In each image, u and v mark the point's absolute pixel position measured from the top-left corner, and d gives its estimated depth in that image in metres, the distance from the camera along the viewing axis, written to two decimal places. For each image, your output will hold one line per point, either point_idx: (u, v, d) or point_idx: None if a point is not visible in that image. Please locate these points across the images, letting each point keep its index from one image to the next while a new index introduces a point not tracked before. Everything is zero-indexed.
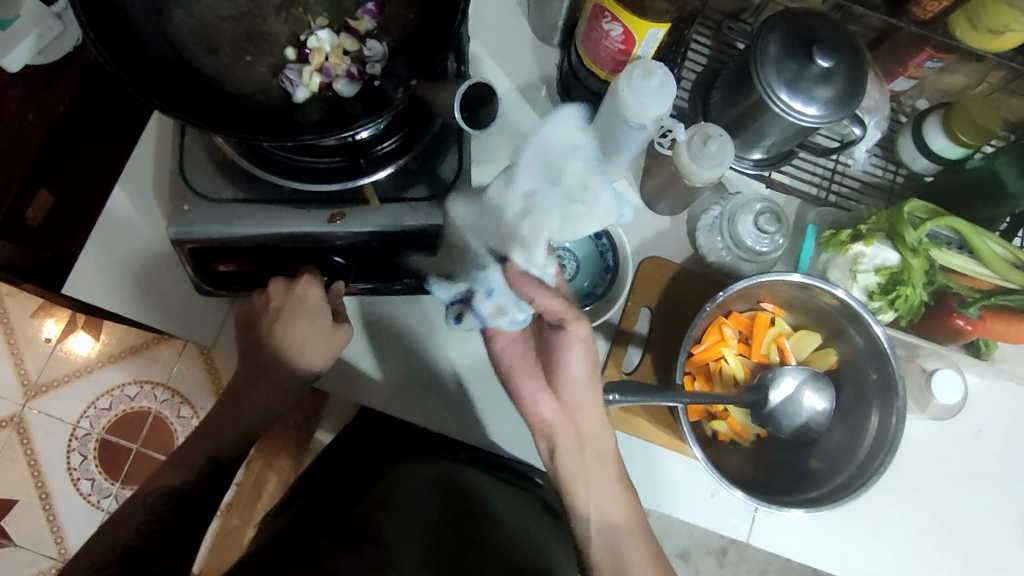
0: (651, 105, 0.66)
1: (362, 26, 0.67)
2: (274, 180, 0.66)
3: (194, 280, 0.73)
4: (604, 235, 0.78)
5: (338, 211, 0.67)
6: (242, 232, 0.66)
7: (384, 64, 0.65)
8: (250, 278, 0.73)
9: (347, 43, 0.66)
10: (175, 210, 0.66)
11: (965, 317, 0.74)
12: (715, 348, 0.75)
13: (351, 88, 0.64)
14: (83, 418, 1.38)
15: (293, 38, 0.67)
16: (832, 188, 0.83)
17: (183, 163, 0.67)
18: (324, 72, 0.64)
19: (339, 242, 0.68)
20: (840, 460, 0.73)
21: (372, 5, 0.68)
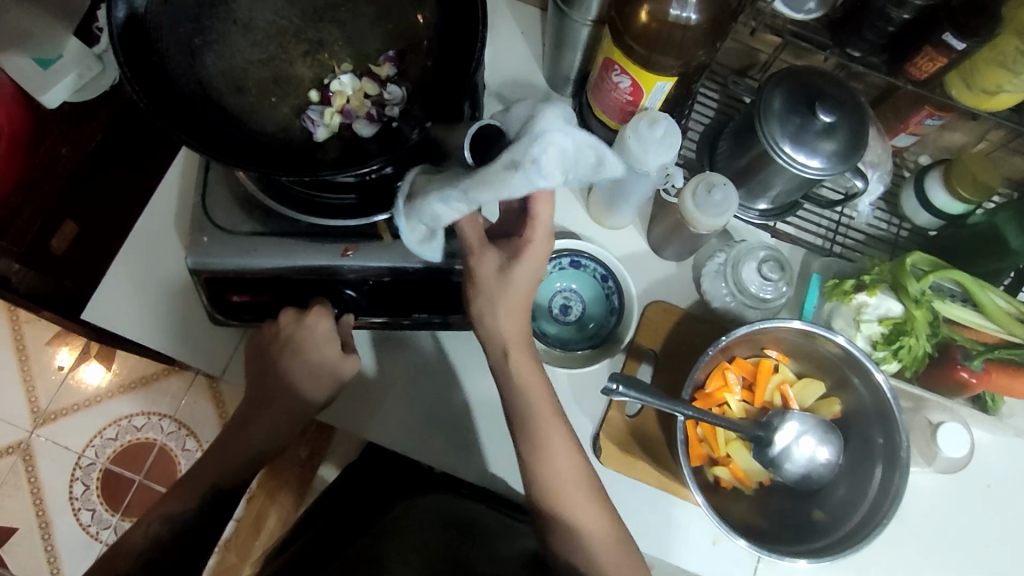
0: (653, 154, 0.68)
1: (383, 72, 0.70)
2: (292, 215, 0.69)
3: (209, 310, 0.75)
4: (610, 278, 0.81)
5: (352, 244, 0.69)
6: (258, 264, 0.68)
7: (403, 107, 0.69)
8: (262, 309, 0.75)
9: (369, 87, 0.68)
10: (195, 241, 0.69)
11: (969, 370, 0.74)
12: (719, 393, 0.75)
13: (370, 129, 0.68)
14: (89, 447, 1.39)
15: (317, 80, 0.69)
16: (837, 239, 0.85)
17: (204, 197, 0.70)
18: (345, 114, 0.67)
19: (351, 275, 0.70)
20: (844, 511, 0.73)
21: (392, 52, 0.70)
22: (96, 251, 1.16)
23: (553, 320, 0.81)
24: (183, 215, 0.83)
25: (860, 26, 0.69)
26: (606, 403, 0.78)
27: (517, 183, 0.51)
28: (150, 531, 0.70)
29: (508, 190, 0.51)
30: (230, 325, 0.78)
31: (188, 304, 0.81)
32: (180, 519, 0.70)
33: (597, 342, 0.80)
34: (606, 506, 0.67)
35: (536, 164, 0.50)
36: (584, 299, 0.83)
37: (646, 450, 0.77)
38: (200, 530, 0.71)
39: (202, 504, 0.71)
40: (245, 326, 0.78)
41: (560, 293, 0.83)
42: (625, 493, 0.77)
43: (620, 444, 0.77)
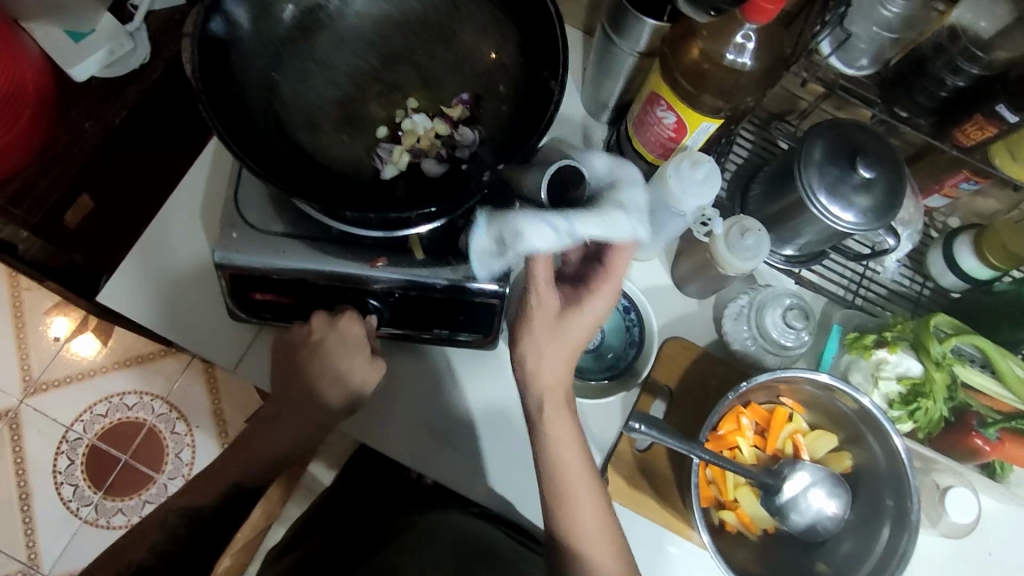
0: (694, 195, 0.68)
1: (455, 113, 0.71)
2: (323, 221, 0.68)
3: (229, 306, 0.74)
4: (633, 311, 0.82)
5: (382, 257, 0.69)
6: (286, 265, 0.68)
7: (474, 149, 0.70)
8: (284, 310, 0.74)
9: (440, 128, 0.70)
10: (224, 236, 0.68)
11: (984, 437, 0.75)
12: (732, 436, 0.75)
13: (439, 169, 0.69)
14: (78, 422, 1.37)
15: (388, 119, 0.71)
16: (860, 291, 0.84)
17: (237, 193, 0.70)
18: (413, 152, 0.69)
19: (378, 286, 0.69)
20: (849, 568, 0.72)
21: (467, 96, 0.71)
22: (110, 230, 1.15)
23: None
24: (208, 206, 0.82)
25: (912, 88, 0.70)
26: (615, 436, 0.78)
27: (623, 221, 0.60)
28: (170, 524, 0.72)
29: (616, 224, 0.59)
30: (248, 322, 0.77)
31: (205, 296, 0.80)
32: (201, 513, 0.73)
33: (614, 373, 0.81)
34: (610, 539, 0.66)
35: (632, 208, 0.61)
36: (604, 328, 0.83)
37: (653, 486, 0.77)
38: (217, 530, 0.73)
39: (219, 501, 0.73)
40: (264, 324, 0.77)
41: None
42: (628, 526, 0.77)
43: (628, 478, 0.76)
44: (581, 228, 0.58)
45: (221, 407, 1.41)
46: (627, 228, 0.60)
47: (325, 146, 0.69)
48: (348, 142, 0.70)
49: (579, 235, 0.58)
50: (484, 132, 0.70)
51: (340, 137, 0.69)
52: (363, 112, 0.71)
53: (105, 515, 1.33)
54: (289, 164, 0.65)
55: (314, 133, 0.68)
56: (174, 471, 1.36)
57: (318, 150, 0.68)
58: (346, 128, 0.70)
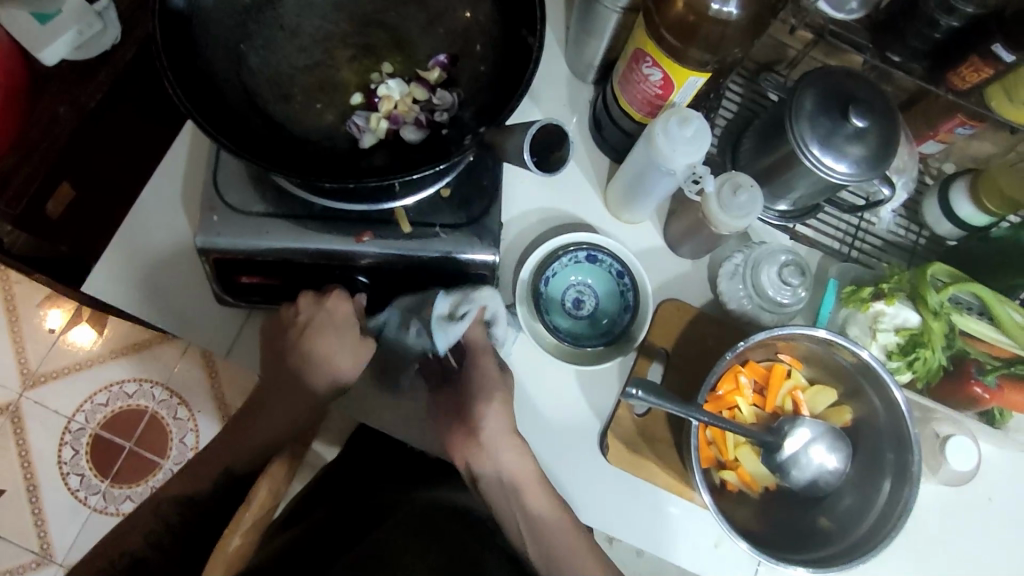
0: (683, 154, 0.66)
1: (432, 77, 0.69)
2: (305, 197, 0.67)
3: (217, 292, 0.74)
4: (626, 275, 0.79)
5: (367, 232, 0.67)
6: (271, 245, 0.66)
7: (453, 113, 0.67)
8: (273, 291, 0.73)
9: (417, 92, 0.68)
10: (204, 220, 0.67)
11: (983, 385, 0.75)
12: (731, 396, 0.75)
13: (417, 135, 0.67)
14: (79, 412, 1.37)
15: (363, 85, 0.69)
16: (855, 244, 0.83)
17: (216, 174, 0.68)
18: (391, 119, 0.67)
19: (367, 262, 0.68)
20: (850, 520, 0.73)
21: (444, 57, 0.69)
22: (92, 218, 1.13)
23: (565, 313, 0.80)
24: (190, 191, 0.80)
25: (904, 33, 0.68)
26: (614, 402, 0.78)
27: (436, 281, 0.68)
28: (165, 513, 0.72)
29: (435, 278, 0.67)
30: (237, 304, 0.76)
31: (193, 281, 0.79)
32: (197, 499, 0.72)
33: (609, 338, 0.79)
34: None
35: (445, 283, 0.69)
36: (598, 294, 0.81)
37: (653, 449, 0.77)
38: (213, 513, 0.73)
39: (219, 484, 0.73)
40: (254, 307, 0.76)
41: (573, 286, 0.81)
42: (628, 488, 0.77)
43: (627, 442, 0.76)
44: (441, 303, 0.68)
45: (220, 391, 1.40)
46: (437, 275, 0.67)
47: (306, 122, 0.67)
48: (327, 115, 0.68)
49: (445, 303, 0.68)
50: (463, 95, 0.68)
51: (321, 112, 0.68)
52: (344, 86, 0.69)
53: (114, 502, 1.34)
54: (266, 141, 0.63)
55: (295, 111, 0.67)
56: (179, 456, 1.37)
57: (298, 125, 0.66)
58: (324, 101, 0.68)
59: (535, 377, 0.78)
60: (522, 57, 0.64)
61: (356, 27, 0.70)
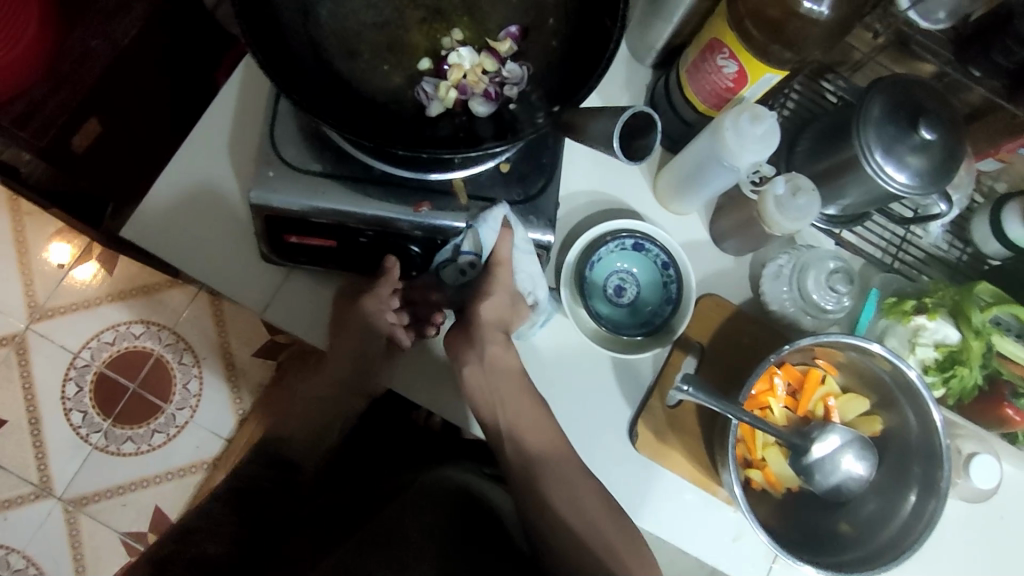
0: (750, 151, 0.66)
1: (503, 47, 0.67)
2: (364, 160, 0.66)
3: (265, 248, 0.73)
4: (672, 266, 0.79)
5: (425, 201, 0.67)
6: (325, 207, 0.66)
7: (522, 88, 0.65)
8: (318, 253, 0.73)
9: (487, 64, 0.65)
10: (260, 174, 0.66)
11: (1015, 407, 0.75)
12: (763, 397, 0.76)
13: (487, 108, 0.64)
14: (85, 348, 1.36)
15: (432, 51, 0.67)
16: (898, 254, 0.83)
17: (273, 128, 0.67)
18: (460, 89, 0.65)
19: (417, 233, 0.68)
20: (870, 528, 0.74)
21: (516, 28, 0.67)
22: (120, 157, 1.11)
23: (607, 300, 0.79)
24: (235, 143, 0.78)
25: (990, 47, 0.68)
26: (647, 390, 0.78)
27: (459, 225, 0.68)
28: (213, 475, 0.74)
29: (449, 217, 0.67)
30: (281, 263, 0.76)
31: (227, 231, 0.77)
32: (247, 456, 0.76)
33: (648, 329, 0.79)
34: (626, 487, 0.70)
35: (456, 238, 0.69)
36: (640, 282, 0.81)
37: (682, 442, 0.77)
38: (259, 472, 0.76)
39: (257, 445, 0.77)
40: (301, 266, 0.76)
41: (617, 273, 0.81)
42: (651, 477, 0.78)
43: (657, 432, 0.77)
44: (461, 239, 0.68)
45: (229, 342, 1.40)
46: (452, 216, 0.67)
47: (373, 84, 0.65)
48: (395, 77, 0.66)
49: (462, 236, 0.68)
50: (532, 70, 0.66)
51: (388, 74, 0.66)
52: (412, 50, 0.67)
53: (115, 442, 1.34)
54: (331, 101, 0.62)
55: (362, 71, 0.65)
56: (182, 402, 1.37)
57: (365, 86, 0.65)
58: (386, 62, 0.66)
59: (570, 363, 0.78)
60: (601, 38, 0.62)
61: None
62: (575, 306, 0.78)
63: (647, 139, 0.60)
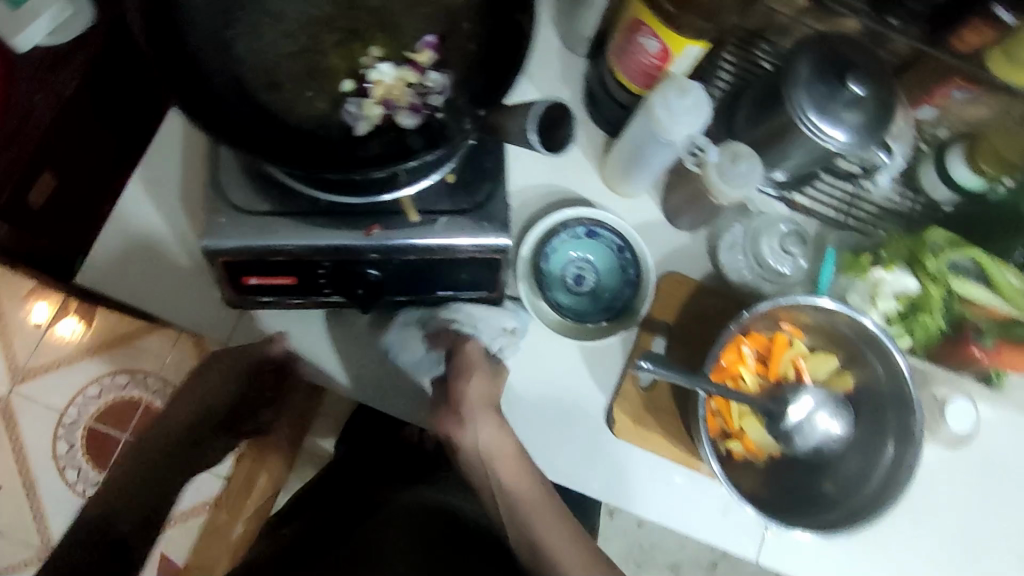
0: (685, 125, 0.66)
1: (424, 59, 0.68)
2: (311, 193, 0.67)
3: (227, 294, 0.73)
4: (627, 249, 0.79)
5: (376, 224, 0.67)
6: (279, 245, 0.66)
7: (446, 95, 0.65)
8: (279, 292, 0.73)
9: (409, 76, 0.66)
10: (210, 223, 0.67)
11: (981, 347, 0.76)
12: (733, 367, 0.76)
13: (414, 120, 0.64)
14: (72, 405, 1.35)
15: (352, 72, 0.68)
16: (852, 212, 0.83)
17: (217, 175, 0.68)
18: (384, 105, 0.65)
19: (374, 255, 0.68)
20: (854, 485, 0.74)
21: (433, 38, 0.68)
22: (76, 210, 1.11)
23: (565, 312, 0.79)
24: (188, 182, 0.79)
25: None
26: (619, 375, 0.78)
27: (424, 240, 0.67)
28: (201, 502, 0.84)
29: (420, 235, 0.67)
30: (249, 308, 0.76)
31: (184, 270, 0.77)
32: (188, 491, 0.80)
33: (610, 314, 0.79)
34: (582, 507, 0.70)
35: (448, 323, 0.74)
36: (599, 270, 0.80)
37: (661, 422, 0.77)
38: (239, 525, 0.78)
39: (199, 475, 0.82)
40: (263, 307, 0.76)
41: (574, 262, 0.80)
42: (634, 461, 0.78)
43: (633, 415, 0.76)
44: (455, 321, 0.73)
45: None
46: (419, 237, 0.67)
47: (298, 112, 0.65)
48: (320, 102, 0.66)
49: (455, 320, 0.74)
50: (454, 75, 0.66)
51: (311, 100, 0.66)
52: (333, 74, 0.67)
53: None
54: (263, 135, 0.63)
55: (286, 101, 0.66)
56: None
57: (290, 116, 0.65)
58: (312, 88, 0.67)
59: (538, 358, 0.78)
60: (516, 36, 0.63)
61: (342, 10, 0.70)
62: (536, 298, 0.78)
63: (567, 128, 0.60)
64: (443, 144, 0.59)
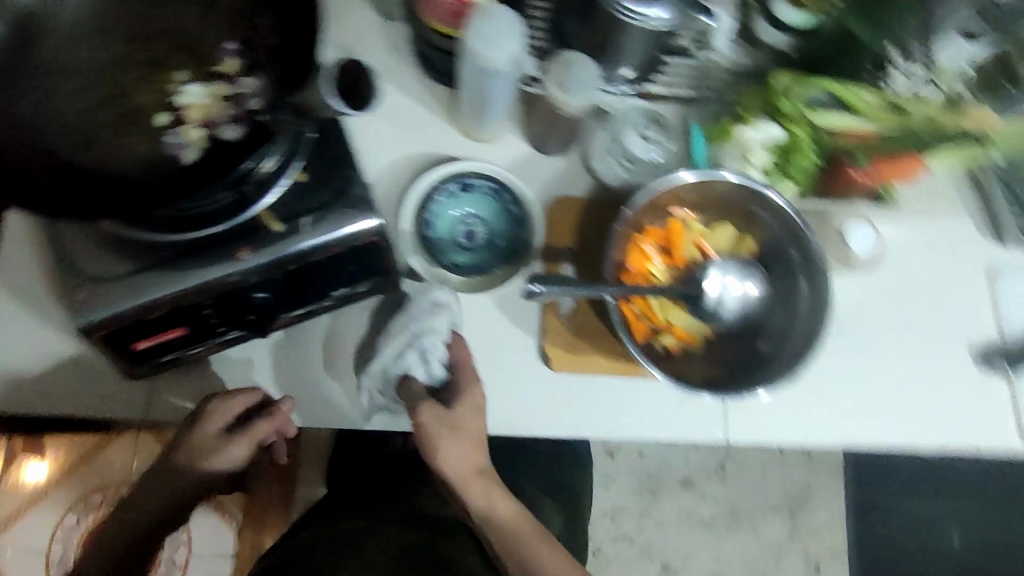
0: (505, 51, 0.66)
1: (230, 68, 0.67)
2: (166, 236, 0.65)
3: (121, 366, 0.70)
4: (505, 190, 0.79)
5: (242, 246, 0.65)
6: (152, 299, 0.64)
7: (261, 95, 0.65)
8: (175, 347, 0.70)
9: (221, 89, 0.66)
10: (75, 302, 0.64)
11: (859, 168, 0.78)
12: (641, 267, 0.76)
13: (238, 131, 0.65)
14: (52, 545, 1.23)
15: (165, 104, 0.67)
16: (706, 86, 0.83)
17: (71, 252, 0.66)
18: (206, 124, 0.65)
19: (251, 278, 0.66)
20: (786, 333, 0.75)
21: (234, 45, 0.68)
22: None
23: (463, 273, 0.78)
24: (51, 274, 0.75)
25: None
26: (538, 312, 0.78)
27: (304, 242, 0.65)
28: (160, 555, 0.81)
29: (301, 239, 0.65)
30: (154, 373, 0.73)
31: (82, 361, 0.75)
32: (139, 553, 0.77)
33: (510, 256, 0.79)
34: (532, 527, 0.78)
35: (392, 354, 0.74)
36: (485, 220, 0.79)
37: (595, 344, 0.76)
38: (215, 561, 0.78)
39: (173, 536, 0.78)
40: (167, 368, 0.73)
41: (460, 221, 0.79)
42: (581, 388, 0.78)
43: (567, 346, 0.76)
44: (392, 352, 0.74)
45: None
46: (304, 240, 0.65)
47: (121, 160, 0.64)
48: (142, 144, 0.65)
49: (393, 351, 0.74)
50: (263, 75, 0.66)
51: (133, 144, 0.65)
52: (147, 112, 0.67)
53: None
54: (92, 189, 0.61)
55: (107, 153, 0.64)
56: None
57: (115, 166, 0.64)
58: (130, 133, 0.66)
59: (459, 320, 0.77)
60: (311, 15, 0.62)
61: (136, 46, 0.70)
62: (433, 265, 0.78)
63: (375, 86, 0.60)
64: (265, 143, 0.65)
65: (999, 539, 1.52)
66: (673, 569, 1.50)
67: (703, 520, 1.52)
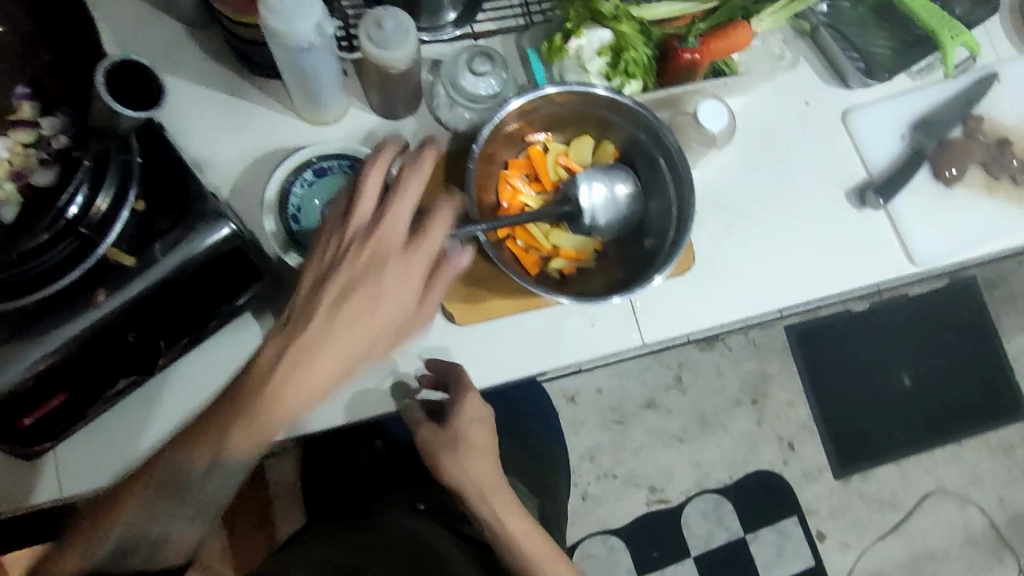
0: (304, 18, 0.63)
1: (25, 113, 0.64)
2: (15, 302, 0.60)
3: (10, 449, 0.66)
4: (360, 164, 0.77)
5: (99, 289, 0.62)
6: (20, 370, 0.60)
7: (70, 133, 0.64)
8: (64, 412, 0.67)
9: (22, 137, 0.63)
10: None
11: (689, 50, 0.79)
12: (514, 200, 0.77)
13: (52, 174, 0.62)
14: None
15: None
16: (533, 10, 0.84)
17: None
18: (15, 177, 0.62)
19: (119, 318, 0.63)
20: (664, 218, 0.77)
21: (24, 88, 0.64)
22: None
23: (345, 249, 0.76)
24: None
25: None
26: None
27: (163, 267, 0.63)
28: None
29: (159, 268, 0.63)
30: (49, 449, 0.70)
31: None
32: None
33: None
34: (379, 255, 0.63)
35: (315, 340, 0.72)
36: None
37: (492, 286, 0.78)
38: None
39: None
40: (64, 437, 0.70)
41: None
42: (494, 334, 0.79)
43: (465, 297, 0.77)
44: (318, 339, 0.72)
45: None
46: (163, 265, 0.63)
47: None
48: None
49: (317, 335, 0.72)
50: (68, 112, 0.65)
51: None
52: None
53: None
54: None
55: None
56: None
57: None
58: None
59: None
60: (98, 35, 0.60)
61: None
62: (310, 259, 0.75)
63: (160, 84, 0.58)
64: (89, 176, 0.61)
65: (934, 363, 1.65)
66: (662, 489, 1.52)
67: (676, 435, 1.55)
